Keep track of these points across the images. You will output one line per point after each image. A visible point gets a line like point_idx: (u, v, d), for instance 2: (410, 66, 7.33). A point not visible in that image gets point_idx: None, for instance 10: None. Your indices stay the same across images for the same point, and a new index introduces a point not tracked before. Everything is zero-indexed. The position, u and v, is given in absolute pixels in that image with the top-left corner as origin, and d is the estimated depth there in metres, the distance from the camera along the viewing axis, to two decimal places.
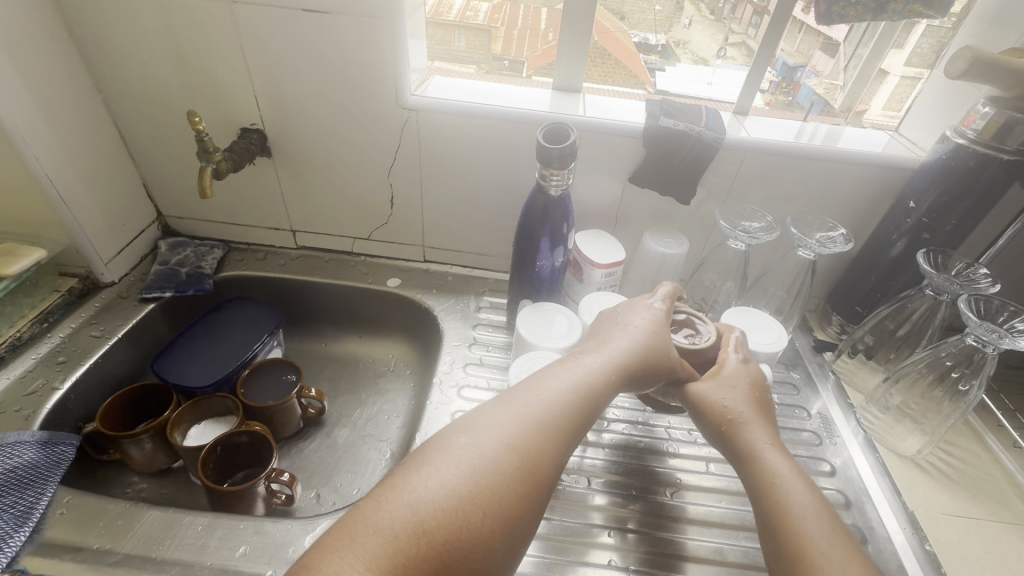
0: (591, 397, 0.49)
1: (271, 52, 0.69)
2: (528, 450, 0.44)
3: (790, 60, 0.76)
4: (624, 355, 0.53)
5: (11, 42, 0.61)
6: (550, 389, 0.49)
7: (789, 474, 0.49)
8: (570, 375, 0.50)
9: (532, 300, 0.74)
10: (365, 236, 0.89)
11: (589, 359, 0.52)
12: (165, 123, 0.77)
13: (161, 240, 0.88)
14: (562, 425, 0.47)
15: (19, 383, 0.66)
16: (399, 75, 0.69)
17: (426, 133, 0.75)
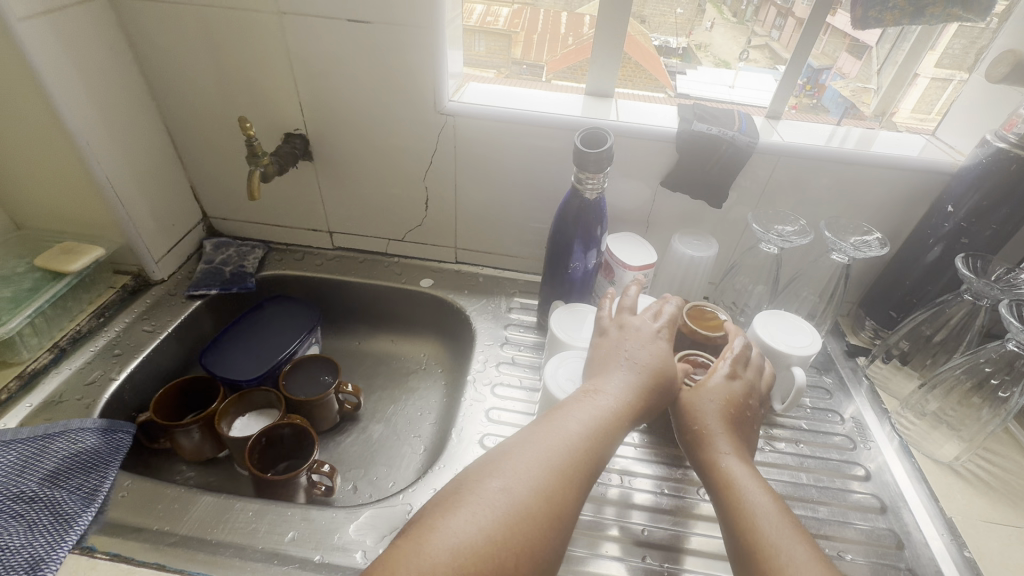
0: (604, 441, 0.49)
1: (317, 60, 0.71)
2: (559, 494, 0.44)
3: (814, 63, 0.76)
4: (632, 394, 0.52)
5: (80, 54, 0.65)
6: (571, 428, 0.48)
7: (750, 482, 0.51)
8: (587, 415, 0.49)
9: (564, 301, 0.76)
10: (399, 237, 0.91)
11: (602, 394, 0.52)
12: (214, 129, 0.81)
13: (205, 240, 0.92)
14: (583, 469, 0.46)
15: (78, 374, 0.70)
16: (439, 81, 0.71)
17: (462, 138, 0.77)
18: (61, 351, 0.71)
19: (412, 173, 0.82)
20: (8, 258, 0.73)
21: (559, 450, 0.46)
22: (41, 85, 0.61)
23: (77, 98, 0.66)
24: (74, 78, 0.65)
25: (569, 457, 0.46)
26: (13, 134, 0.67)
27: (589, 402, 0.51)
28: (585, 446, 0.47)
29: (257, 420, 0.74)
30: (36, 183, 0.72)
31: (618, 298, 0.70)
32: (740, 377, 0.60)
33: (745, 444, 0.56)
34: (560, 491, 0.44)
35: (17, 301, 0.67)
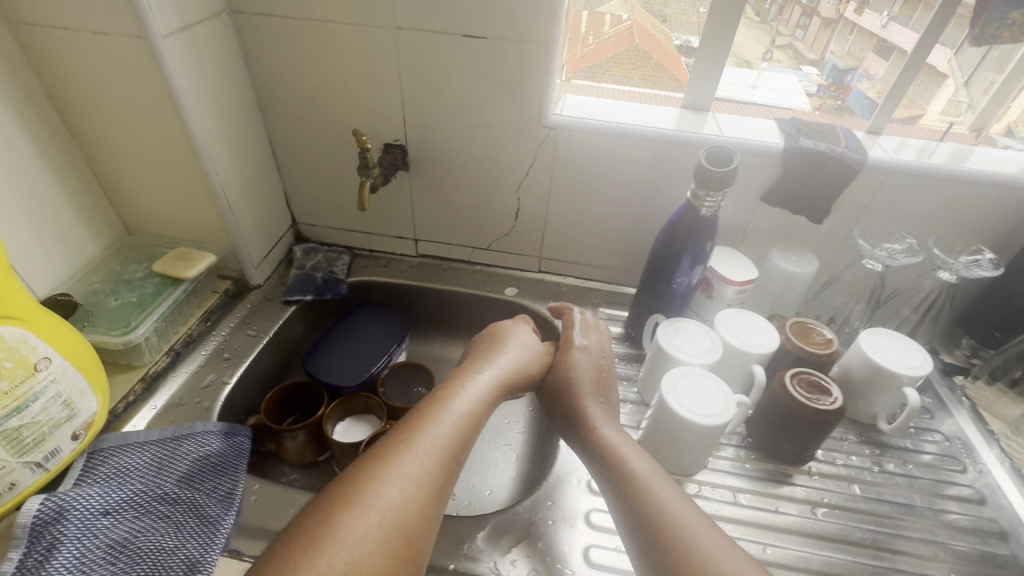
0: (462, 444, 0.53)
1: (428, 74, 0.73)
2: (438, 463, 0.49)
3: (839, 62, 0.79)
4: (491, 384, 0.60)
5: (209, 69, 0.67)
6: (439, 432, 0.52)
7: (637, 450, 0.57)
8: (454, 419, 0.54)
9: (664, 315, 0.77)
10: (484, 246, 0.92)
11: (468, 388, 0.59)
12: (314, 138, 0.83)
13: (295, 247, 0.93)
14: (449, 473, 0.50)
15: (194, 377, 0.72)
16: (546, 96, 0.72)
17: (561, 151, 0.78)
18: (176, 354, 0.73)
19: (507, 184, 0.83)
20: (125, 263, 0.75)
21: (444, 432, 0.52)
22: (176, 100, 0.64)
23: (203, 112, 0.68)
24: (201, 92, 0.67)
25: (427, 427, 0.52)
26: (138, 146, 0.70)
27: (458, 398, 0.57)
28: (461, 424, 0.54)
29: (358, 425, 0.76)
30: (153, 192, 0.75)
31: (722, 316, 0.72)
32: (590, 348, 0.68)
33: (615, 413, 0.63)
34: (441, 456, 0.50)
35: (142, 306, 0.69)
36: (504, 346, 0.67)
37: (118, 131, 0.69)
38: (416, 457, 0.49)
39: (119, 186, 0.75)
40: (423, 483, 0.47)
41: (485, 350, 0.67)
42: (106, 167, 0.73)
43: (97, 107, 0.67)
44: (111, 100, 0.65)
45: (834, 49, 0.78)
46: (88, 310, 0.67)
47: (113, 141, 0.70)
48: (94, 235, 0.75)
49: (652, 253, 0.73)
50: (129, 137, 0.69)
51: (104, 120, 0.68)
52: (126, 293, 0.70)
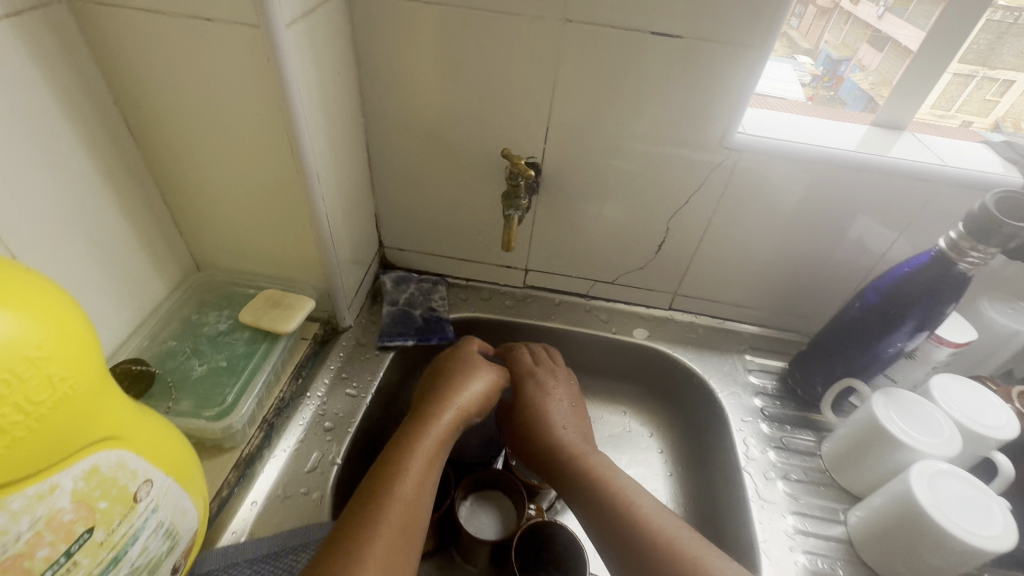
0: (428, 496, 0.49)
1: (594, 78, 0.59)
2: (410, 529, 0.46)
3: (833, 53, 0.70)
4: (447, 424, 0.55)
5: (324, 70, 0.53)
6: (404, 494, 0.47)
7: (611, 474, 0.55)
8: (423, 472, 0.50)
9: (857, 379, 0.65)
10: (609, 280, 0.79)
11: (430, 431, 0.53)
12: (425, 150, 0.68)
13: (384, 276, 0.79)
14: (418, 533, 0.46)
15: (295, 457, 0.58)
16: (737, 112, 0.58)
17: (738, 176, 0.64)
18: (271, 426, 0.58)
19: (659, 210, 0.69)
20: (202, 312, 0.60)
21: (413, 490, 0.48)
22: (291, 110, 0.48)
23: (316, 123, 0.53)
24: (316, 98, 0.52)
25: (412, 466, 0.49)
26: (226, 165, 0.54)
27: (398, 453, 0.50)
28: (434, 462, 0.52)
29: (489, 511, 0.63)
30: (235, 220, 0.59)
31: (942, 385, 0.60)
32: (537, 368, 0.65)
33: (585, 435, 0.61)
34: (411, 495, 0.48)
35: (235, 372, 0.54)
36: (471, 367, 0.62)
37: (201, 147, 0.53)
38: (398, 498, 0.47)
39: (191, 213, 0.59)
40: (405, 526, 0.45)
41: (452, 374, 0.61)
42: (178, 190, 0.57)
43: (177, 115, 0.51)
44: (199, 107, 0.50)
45: (828, 38, 0.69)
46: (169, 382, 0.52)
47: (193, 159, 0.54)
48: (160, 273, 0.59)
49: (859, 304, 0.61)
50: (216, 154, 0.53)
51: (184, 133, 0.52)
52: (211, 354, 0.55)
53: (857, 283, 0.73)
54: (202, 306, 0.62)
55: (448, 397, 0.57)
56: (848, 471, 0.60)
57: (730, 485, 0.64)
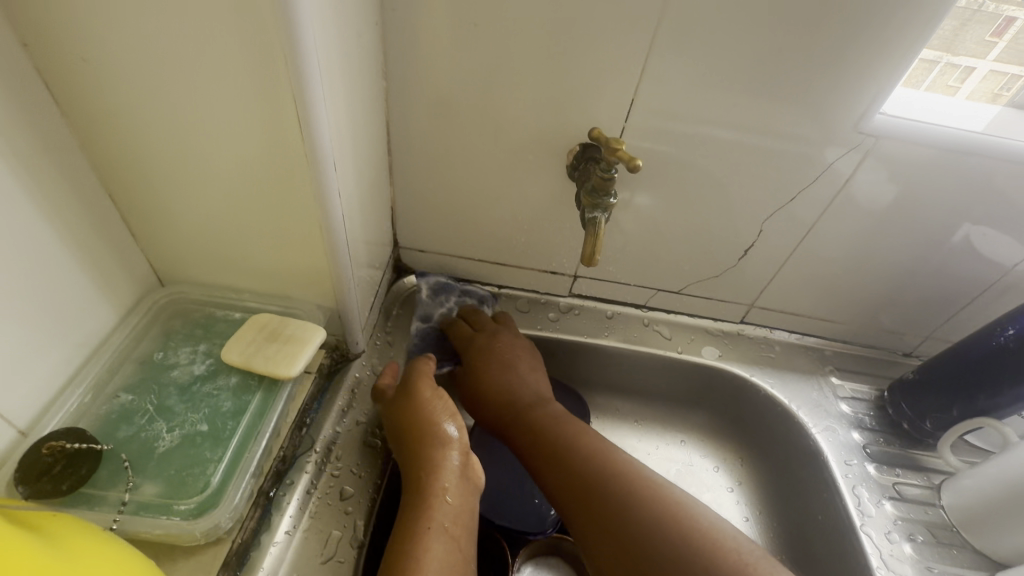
0: (452, 518, 0.43)
1: (698, 37, 0.45)
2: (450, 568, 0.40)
3: None
4: (434, 436, 0.46)
5: (343, 10, 0.37)
6: (428, 539, 0.40)
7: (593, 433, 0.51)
8: (438, 500, 0.43)
9: (995, 418, 0.54)
10: (675, 289, 0.66)
11: (417, 450, 0.46)
12: (461, 129, 0.53)
13: (420, 279, 0.64)
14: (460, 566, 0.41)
15: (305, 543, 0.43)
16: (885, 84, 0.46)
17: (863, 168, 0.52)
18: (269, 502, 0.44)
19: (752, 208, 0.56)
20: (171, 348, 0.47)
21: (437, 525, 0.41)
22: (299, 66, 0.33)
23: (334, 88, 0.38)
24: (334, 51, 0.37)
25: (433, 513, 0.42)
26: (202, 148, 0.39)
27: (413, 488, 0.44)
28: (456, 495, 0.44)
29: None
30: (214, 221, 0.45)
31: None
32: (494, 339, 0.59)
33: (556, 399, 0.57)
34: (448, 547, 0.41)
35: (219, 443, 0.42)
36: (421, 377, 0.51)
37: (165, 124, 0.38)
38: (438, 552, 0.40)
39: (151, 214, 0.44)
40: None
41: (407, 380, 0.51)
42: (132, 182, 0.42)
43: (128, 76, 0.35)
44: (159, 66, 0.35)
45: None
46: (126, 460, 0.39)
47: (153, 139, 0.39)
48: (105, 291, 0.44)
49: (1014, 331, 0.50)
50: (186, 133, 0.38)
51: (136, 104, 0.37)
52: (184, 415, 0.43)
53: (972, 298, 0.61)
54: (170, 339, 0.48)
55: (404, 396, 0.49)
56: (986, 532, 0.51)
57: (841, 545, 0.54)
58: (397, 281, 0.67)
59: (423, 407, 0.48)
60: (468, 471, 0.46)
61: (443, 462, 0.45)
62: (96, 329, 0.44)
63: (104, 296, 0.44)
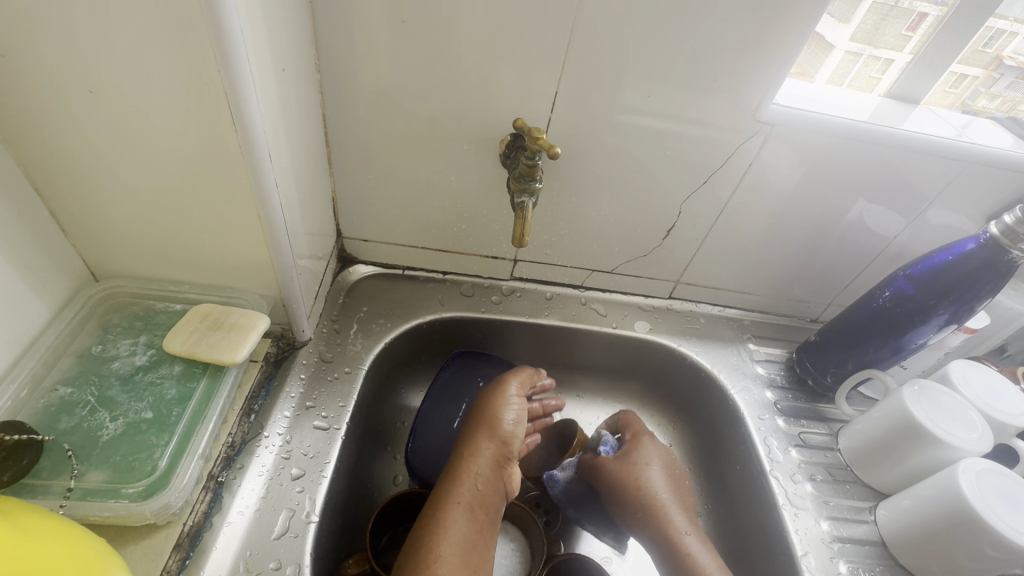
0: (486, 496, 0.51)
1: (611, 34, 0.49)
2: (468, 524, 0.48)
3: None
4: (502, 428, 0.54)
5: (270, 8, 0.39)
6: (460, 502, 0.49)
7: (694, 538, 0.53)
8: (481, 476, 0.51)
9: (880, 370, 0.63)
10: (608, 269, 0.71)
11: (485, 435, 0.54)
12: (397, 121, 0.55)
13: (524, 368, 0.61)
14: (478, 529, 0.49)
15: (258, 520, 0.45)
16: (776, 77, 0.52)
17: (764, 153, 0.58)
18: (219, 485, 0.45)
19: (673, 190, 0.61)
20: (109, 341, 0.48)
21: (470, 493, 0.50)
22: (229, 63, 0.35)
23: (264, 82, 0.39)
24: (263, 48, 0.38)
25: (465, 494, 0.50)
26: (134, 143, 0.40)
27: (468, 459, 0.53)
28: (492, 478, 0.52)
29: (504, 544, 0.56)
30: (151, 216, 0.45)
31: (958, 368, 0.60)
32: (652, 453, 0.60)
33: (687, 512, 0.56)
34: (470, 523, 0.48)
35: (165, 429, 0.43)
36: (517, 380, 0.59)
37: (93, 119, 0.38)
38: (466, 515, 0.49)
39: (82, 209, 0.44)
40: (469, 533, 0.48)
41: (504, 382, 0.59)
42: (58, 178, 0.42)
43: (51, 72, 0.36)
44: (85, 62, 0.35)
45: None
46: (69, 449, 0.40)
47: (79, 135, 0.39)
48: (37, 287, 0.44)
49: (889, 293, 0.59)
50: (113, 128, 0.39)
51: (60, 99, 0.37)
52: (128, 404, 0.44)
53: (863, 267, 0.70)
54: (107, 333, 0.48)
55: (493, 394, 0.58)
56: (873, 469, 0.59)
57: (755, 489, 0.61)
58: (342, 270, 0.69)
59: (500, 404, 0.56)
60: (506, 465, 0.53)
61: (498, 452, 0.53)
62: (29, 326, 0.43)
63: (35, 292, 0.44)
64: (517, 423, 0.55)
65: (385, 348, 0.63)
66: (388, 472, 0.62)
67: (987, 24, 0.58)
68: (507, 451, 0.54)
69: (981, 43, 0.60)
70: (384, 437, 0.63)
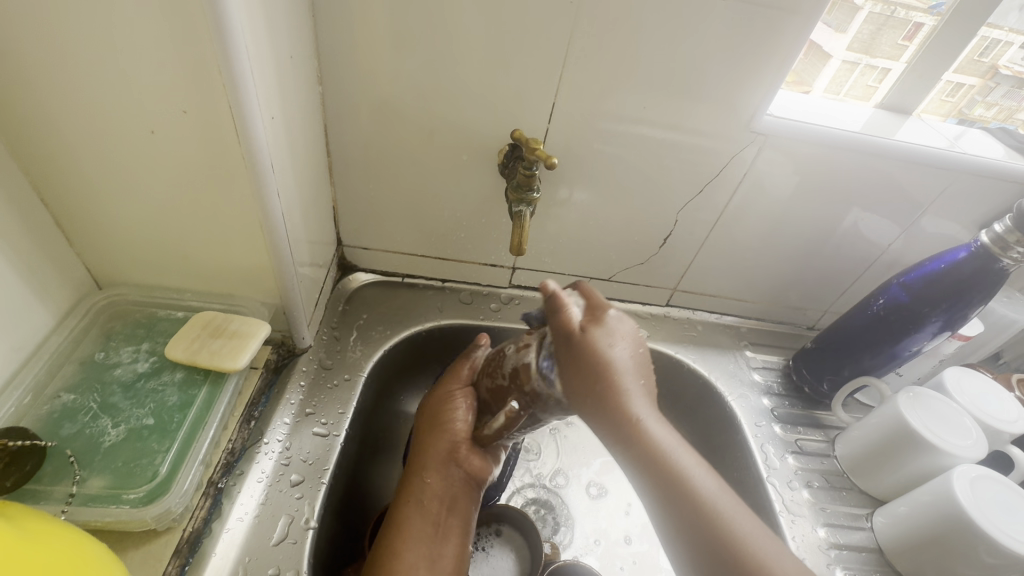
0: (443, 470, 0.50)
1: (607, 46, 0.50)
2: (430, 499, 0.48)
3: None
4: (454, 408, 0.53)
5: (276, 29, 0.40)
6: (419, 483, 0.49)
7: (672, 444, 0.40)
8: (435, 455, 0.51)
9: (876, 377, 0.63)
10: (605, 277, 0.71)
11: (435, 411, 0.54)
12: (397, 133, 0.57)
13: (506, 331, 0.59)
14: (443, 499, 0.48)
15: (257, 525, 0.45)
16: (769, 90, 0.53)
17: (758, 164, 0.59)
18: (218, 492, 0.46)
19: (670, 199, 0.62)
20: (112, 348, 0.48)
21: (429, 474, 0.50)
22: (233, 74, 0.36)
23: (269, 98, 0.41)
24: (266, 59, 0.39)
25: (421, 486, 0.49)
26: (137, 154, 0.41)
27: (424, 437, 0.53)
28: (443, 455, 0.50)
29: (505, 552, 0.55)
30: (154, 225, 0.46)
31: (953, 374, 0.60)
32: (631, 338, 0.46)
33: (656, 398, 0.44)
34: (426, 520, 0.47)
35: (166, 435, 0.44)
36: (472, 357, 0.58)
37: (99, 131, 0.39)
38: (425, 490, 0.49)
39: (85, 217, 0.45)
40: (435, 504, 0.48)
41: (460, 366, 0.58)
42: (64, 189, 0.43)
43: (62, 87, 0.37)
44: (94, 76, 0.36)
45: None
46: (72, 454, 0.41)
47: (86, 148, 0.40)
48: (41, 296, 0.44)
49: (883, 300, 0.60)
50: (117, 141, 0.40)
51: (68, 111, 0.38)
52: (130, 410, 0.44)
53: (859, 275, 0.71)
54: (110, 340, 0.49)
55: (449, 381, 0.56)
56: (870, 475, 0.59)
57: (754, 495, 0.61)
58: (342, 278, 0.69)
59: (445, 398, 0.54)
60: (456, 460, 0.50)
61: (448, 433, 0.51)
62: (33, 334, 0.44)
63: (39, 300, 0.44)
64: (470, 422, 0.53)
65: (384, 356, 0.63)
66: (389, 479, 0.62)
67: (982, 33, 0.59)
68: (455, 438, 0.51)
69: (977, 52, 0.62)
70: (384, 444, 0.63)
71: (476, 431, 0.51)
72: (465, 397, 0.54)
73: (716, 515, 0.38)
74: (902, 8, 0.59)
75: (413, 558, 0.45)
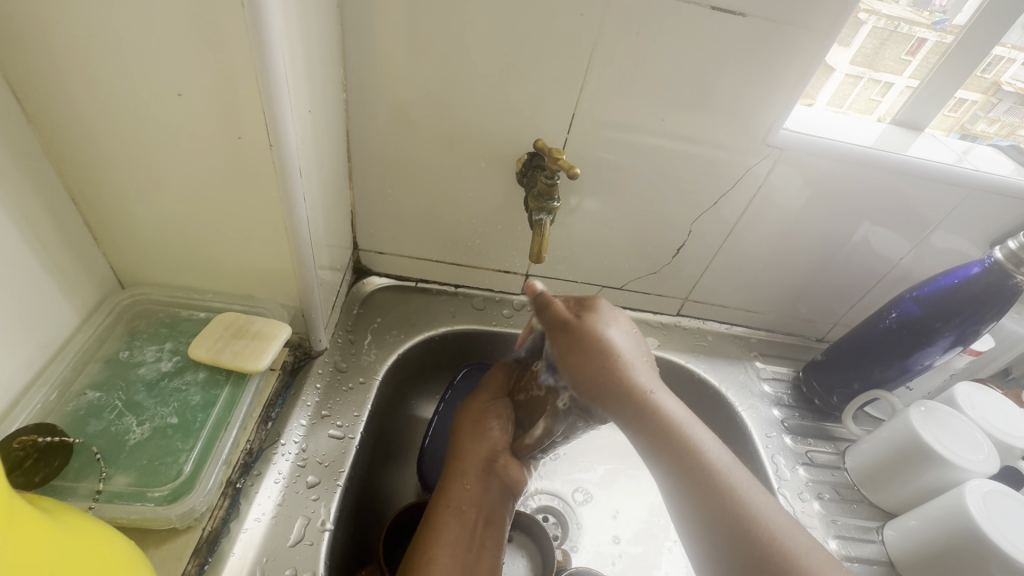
0: (482, 478, 0.50)
1: (628, 58, 0.51)
2: (468, 505, 0.49)
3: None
4: (490, 428, 0.53)
5: (308, 37, 0.41)
6: (457, 490, 0.50)
7: (691, 420, 0.45)
8: (475, 464, 0.51)
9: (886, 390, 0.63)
10: (617, 285, 0.72)
11: (472, 426, 0.54)
12: (417, 140, 0.57)
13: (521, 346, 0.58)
14: (481, 508, 0.49)
15: (275, 526, 0.45)
16: (787, 105, 0.54)
17: (773, 176, 0.60)
18: (237, 491, 0.46)
19: (683, 210, 0.63)
20: (136, 347, 0.49)
21: (468, 481, 0.50)
22: (268, 81, 0.36)
23: (299, 104, 0.41)
24: (299, 67, 0.40)
25: (456, 492, 0.49)
26: (169, 157, 0.42)
27: (461, 445, 0.53)
28: (481, 465, 0.51)
29: (515, 558, 0.55)
30: (180, 226, 0.47)
31: (963, 389, 0.61)
32: (631, 327, 0.51)
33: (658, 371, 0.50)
34: (463, 528, 0.48)
35: (190, 434, 0.44)
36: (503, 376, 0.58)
37: (134, 134, 0.40)
38: (463, 496, 0.49)
39: (114, 217, 0.46)
40: (472, 510, 0.49)
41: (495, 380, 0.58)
42: (95, 190, 0.44)
43: (101, 90, 0.38)
44: (132, 80, 0.37)
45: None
46: (98, 451, 0.41)
47: (120, 150, 0.41)
48: (68, 294, 0.45)
49: (895, 314, 0.60)
50: (150, 144, 0.41)
51: (105, 115, 0.39)
52: (154, 409, 0.45)
53: (869, 288, 0.71)
54: (134, 339, 0.49)
55: (487, 394, 0.57)
56: (881, 488, 0.59)
57: (764, 505, 0.61)
58: (357, 282, 0.70)
59: (485, 410, 0.55)
60: (494, 469, 0.51)
61: (486, 446, 0.52)
62: (58, 331, 0.44)
63: (67, 298, 0.45)
64: (508, 434, 0.53)
65: (398, 360, 0.64)
66: (401, 483, 0.62)
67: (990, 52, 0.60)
68: (495, 449, 0.52)
69: (982, 69, 0.63)
70: (396, 449, 0.63)
71: (516, 444, 0.52)
72: (502, 408, 0.55)
73: (733, 489, 0.41)
74: (906, 24, 0.61)
75: (449, 563, 0.45)
